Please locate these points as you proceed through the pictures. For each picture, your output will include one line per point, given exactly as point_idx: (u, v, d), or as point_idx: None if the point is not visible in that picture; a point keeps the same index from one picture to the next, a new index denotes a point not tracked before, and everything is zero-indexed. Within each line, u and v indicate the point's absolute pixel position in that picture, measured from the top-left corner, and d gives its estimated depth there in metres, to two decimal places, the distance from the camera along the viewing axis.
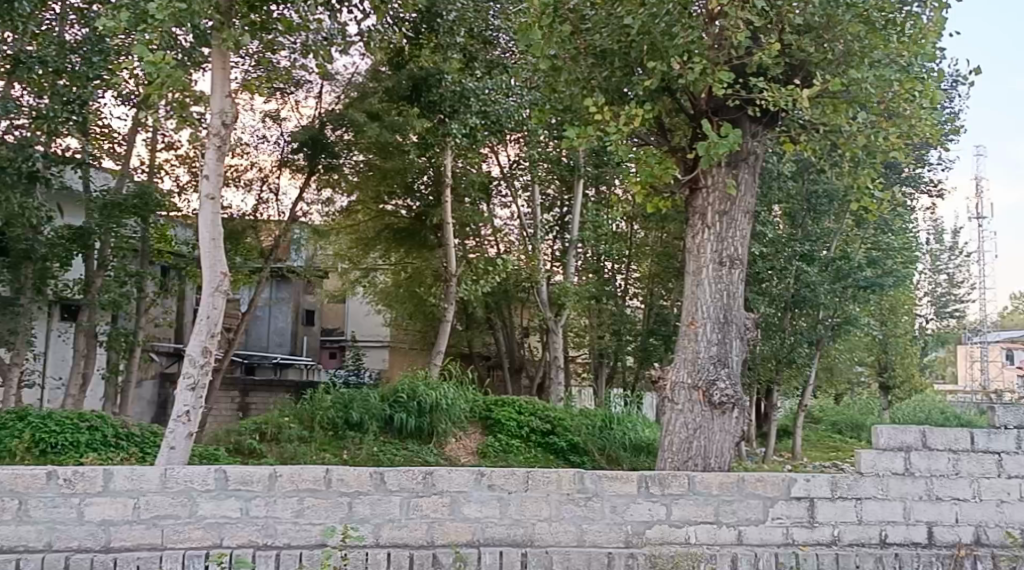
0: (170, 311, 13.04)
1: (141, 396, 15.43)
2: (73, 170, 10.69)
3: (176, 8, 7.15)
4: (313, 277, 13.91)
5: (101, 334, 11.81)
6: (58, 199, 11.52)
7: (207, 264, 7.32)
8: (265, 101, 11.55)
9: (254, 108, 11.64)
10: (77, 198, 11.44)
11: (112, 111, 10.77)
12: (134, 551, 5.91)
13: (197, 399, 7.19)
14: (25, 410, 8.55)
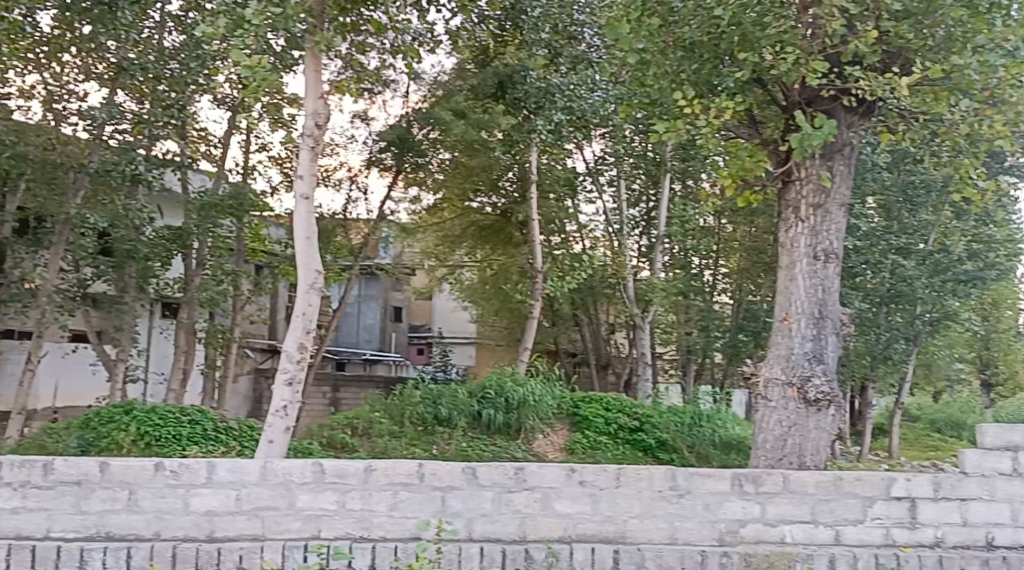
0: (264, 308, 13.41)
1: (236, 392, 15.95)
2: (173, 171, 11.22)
3: (271, 13, 7.35)
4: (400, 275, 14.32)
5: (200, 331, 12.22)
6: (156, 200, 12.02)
7: (303, 263, 7.49)
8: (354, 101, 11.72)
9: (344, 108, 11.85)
10: (177, 201, 11.90)
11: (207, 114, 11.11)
12: (238, 541, 6.05)
13: (295, 394, 7.35)
14: (130, 404, 8.88)
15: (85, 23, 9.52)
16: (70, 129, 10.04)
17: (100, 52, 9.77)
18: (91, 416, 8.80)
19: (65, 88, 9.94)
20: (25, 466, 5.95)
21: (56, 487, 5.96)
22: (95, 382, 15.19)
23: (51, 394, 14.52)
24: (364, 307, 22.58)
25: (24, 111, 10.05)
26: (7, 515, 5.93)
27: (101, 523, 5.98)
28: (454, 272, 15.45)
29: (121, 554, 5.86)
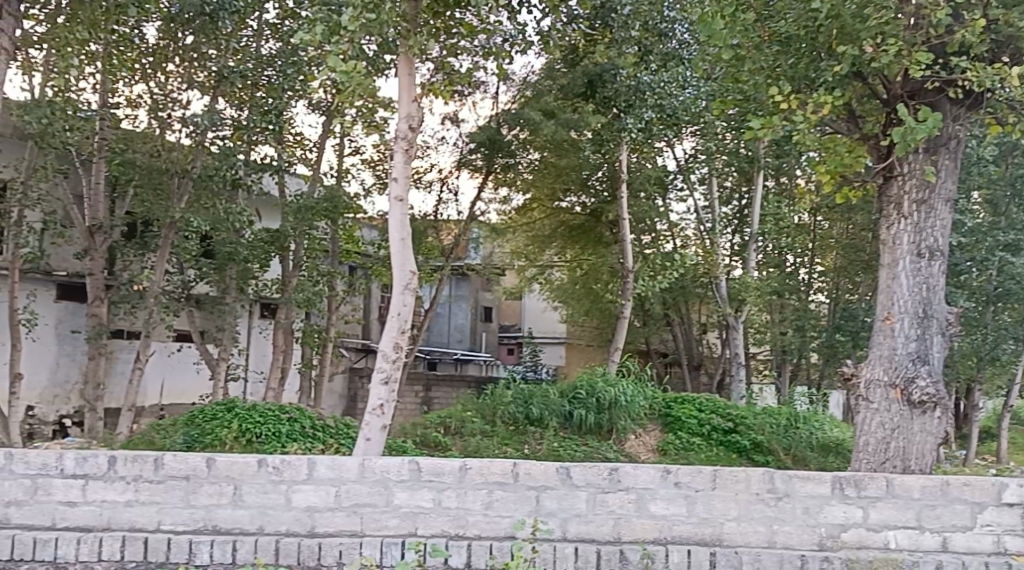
0: (358, 308, 13.69)
1: (332, 390, 16.51)
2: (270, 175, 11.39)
3: (365, 19, 7.48)
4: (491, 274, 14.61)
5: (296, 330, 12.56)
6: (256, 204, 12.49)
7: (397, 264, 7.59)
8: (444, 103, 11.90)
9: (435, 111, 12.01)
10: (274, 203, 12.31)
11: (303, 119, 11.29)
12: (337, 537, 6.05)
13: (390, 393, 7.43)
14: (233, 402, 9.17)
15: (187, 34, 9.88)
16: (174, 136, 10.62)
17: (202, 62, 10.12)
18: (196, 413, 9.11)
19: (170, 97, 10.40)
20: (136, 461, 6.04)
21: (166, 481, 6.04)
22: (198, 380, 15.70)
23: (158, 391, 15.06)
24: (454, 307, 22.77)
25: (132, 120, 10.65)
26: (122, 506, 6.01)
27: (208, 517, 6.03)
28: (544, 273, 15.58)
29: (228, 547, 5.94)
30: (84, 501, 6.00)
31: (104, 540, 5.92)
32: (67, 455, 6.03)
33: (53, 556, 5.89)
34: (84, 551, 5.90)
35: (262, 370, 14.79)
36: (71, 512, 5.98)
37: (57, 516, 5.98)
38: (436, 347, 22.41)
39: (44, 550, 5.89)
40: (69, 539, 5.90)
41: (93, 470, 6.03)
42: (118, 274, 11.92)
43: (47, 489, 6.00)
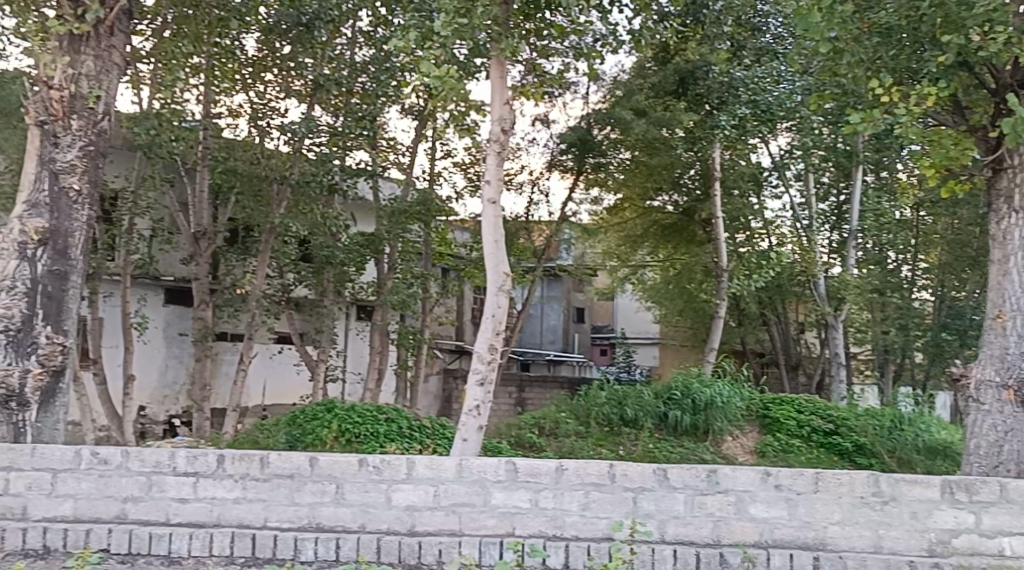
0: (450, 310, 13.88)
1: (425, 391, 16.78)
2: (364, 179, 11.58)
3: (457, 24, 7.55)
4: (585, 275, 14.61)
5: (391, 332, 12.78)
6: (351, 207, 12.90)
7: (491, 265, 7.64)
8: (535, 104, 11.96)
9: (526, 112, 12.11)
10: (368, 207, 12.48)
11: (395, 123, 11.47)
12: (436, 536, 6.11)
13: (486, 394, 7.49)
14: (332, 402, 9.35)
15: (284, 44, 10.17)
16: (272, 144, 10.95)
17: (300, 71, 10.45)
18: (297, 413, 9.33)
19: (268, 106, 10.70)
20: (243, 460, 6.18)
21: (272, 480, 6.18)
22: (298, 380, 16.10)
23: (260, 391, 15.53)
24: (547, 308, 22.97)
25: (234, 129, 11.05)
26: (230, 503, 6.17)
27: (312, 515, 6.14)
28: (636, 272, 15.53)
29: (332, 544, 6.04)
30: (196, 498, 6.17)
31: (215, 536, 6.08)
32: (179, 453, 6.21)
33: (168, 550, 6.07)
34: (197, 546, 6.08)
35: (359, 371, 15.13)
36: (183, 508, 6.16)
37: (170, 512, 6.17)
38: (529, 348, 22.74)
39: (159, 545, 6.07)
40: (182, 534, 6.08)
41: (203, 468, 6.20)
42: (221, 278, 12.48)
43: (160, 486, 6.19)
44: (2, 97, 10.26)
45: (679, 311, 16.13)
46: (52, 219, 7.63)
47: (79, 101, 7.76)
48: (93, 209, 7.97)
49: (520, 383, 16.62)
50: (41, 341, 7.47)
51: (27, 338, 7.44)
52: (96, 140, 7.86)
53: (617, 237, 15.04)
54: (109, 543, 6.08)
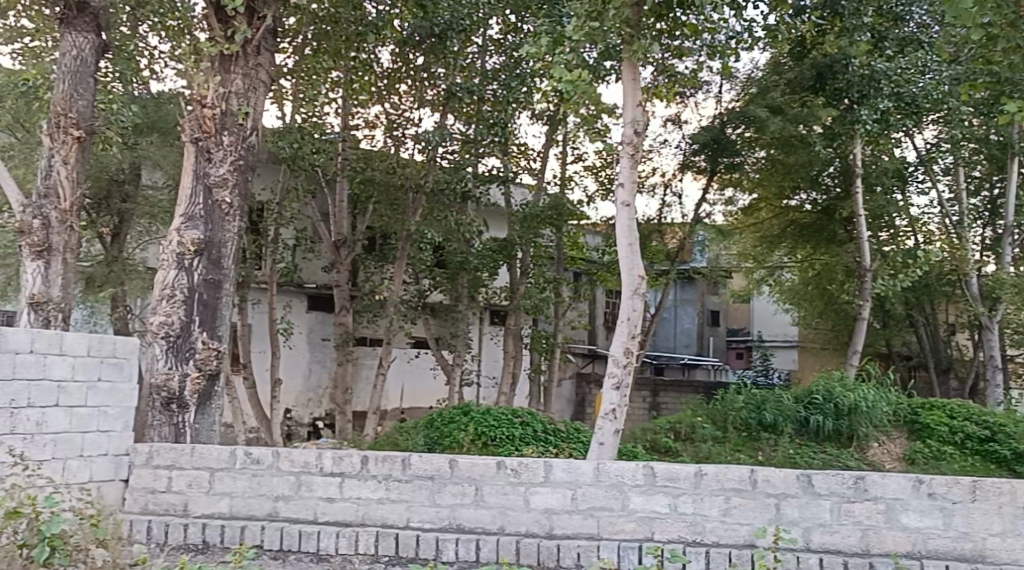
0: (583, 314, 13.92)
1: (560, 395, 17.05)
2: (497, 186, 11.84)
3: (589, 27, 7.59)
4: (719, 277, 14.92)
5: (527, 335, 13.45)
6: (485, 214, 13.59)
7: (626, 268, 7.60)
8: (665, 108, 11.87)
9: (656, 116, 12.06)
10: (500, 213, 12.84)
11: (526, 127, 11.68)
12: (575, 539, 6.03)
13: (622, 398, 7.38)
14: (468, 406, 9.50)
15: (418, 55, 10.52)
16: (406, 153, 11.25)
17: (432, 80, 10.77)
18: (434, 417, 9.55)
19: (403, 116, 11.11)
20: (386, 461, 6.29)
21: (414, 481, 6.25)
22: (435, 384, 16.42)
23: (398, 395, 15.98)
24: (681, 312, 23.13)
25: (370, 140, 11.46)
26: (375, 503, 6.29)
27: (453, 516, 6.19)
28: (774, 276, 15.18)
29: (472, 545, 6.08)
30: (342, 497, 6.33)
31: (360, 535, 6.22)
32: (326, 454, 6.37)
33: (317, 548, 6.25)
34: (344, 544, 6.23)
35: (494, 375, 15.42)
36: (330, 507, 6.33)
37: (318, 510, 6.35)
38: (663, 351, 22.69)
39: (307, 542, 6.26)
40: (330, 532, 6.25)
41: (348, 469, 6.35)
42: (361, 285, 13.12)
43: (309, 485, 6.39)
44: (161, 116, 10.98)
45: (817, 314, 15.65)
46: (207, 231, 8.04)
47: (229, 118, 8.16)
48: (243, 221, 8.36)
49: (654, 387, 16.63)
50: (197, 346, 7.90)
51: (186, 344, 7.90)
52: (245, 154, 8.25)
53: (753, 237, 14.72)
54: (261, 540, 6.30)
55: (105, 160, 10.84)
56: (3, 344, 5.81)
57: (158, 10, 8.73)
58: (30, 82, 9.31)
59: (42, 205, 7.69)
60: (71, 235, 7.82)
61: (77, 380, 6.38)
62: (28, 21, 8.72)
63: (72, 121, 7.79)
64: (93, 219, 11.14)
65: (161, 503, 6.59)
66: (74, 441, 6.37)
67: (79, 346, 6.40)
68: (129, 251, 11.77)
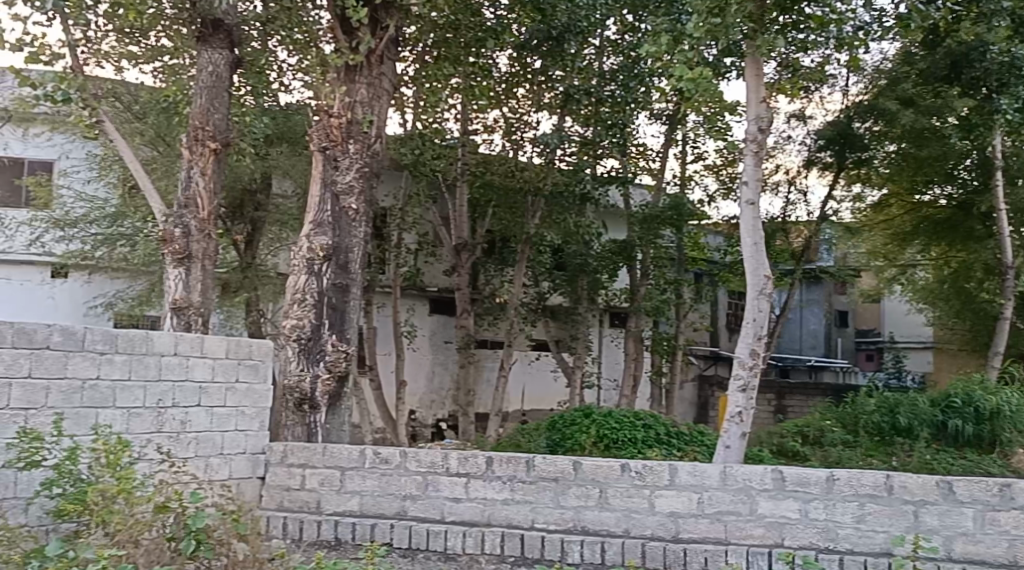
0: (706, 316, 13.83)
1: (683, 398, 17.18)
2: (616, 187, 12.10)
3: (710, 24, 7.40)
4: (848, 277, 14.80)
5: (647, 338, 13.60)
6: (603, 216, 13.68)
7: (751, 268, 7.36)
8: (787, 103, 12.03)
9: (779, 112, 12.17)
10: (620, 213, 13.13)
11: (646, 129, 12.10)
12: (702, 543, 5.72)
13: (749, 400, 7.14)
14: (591, 407, 9.50)
15: (536, 60, 10.67)
16: (526, 157, 11.63)
17: (550, 83, 10.94)
18: (557, 419, 9.59)
19: (521, 119, 11.42)
20: (511, 462, 6.18)
21: (538, 482, 6.12)
22: (556, 387, 16.45)
23: (519, 397, 16.16)
24: (807, 312, 22.20)
25: (489, 145, 11.76)
26: (500, 504, 6.19)
27: (577, 518, 6.01)
28: (906, 272, 15.09)
29: (597, 548, 5.87)
30: (468, 497, 6.26)
31: (487, 535, 6.14)
32: (452, 454, 6.33)
33: (444, 547, 6.20)
34: (471, 544, 6.16)
35: (615, 378, 15.40)
36: (457, 507, 6.27)
37: (445, 510, 6.30)
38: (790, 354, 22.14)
39: (435, 541, 6.23)
40: (457, 532, 6.19)
41: (473, 469, 6.28)
42: (482, 288, 13.48)
43: (435, 485, 6.35)
44: (290, 126, 11.24)
45: (950, 317, 15.02)
46: (335, 237, 8.29)
47: (355, 127, 8.36)
48: (368, 226, 8.59)
49: (779, 390, 16.82)
50: (327, 349, 8.16)
51: (317, 347, 8.14)
52: (370, 162, 8.45)
53: (884, 235, 14.29)
54: (391, 538, 6.32)
55: (239, 171, 11.33)
56: (150, 347, 6.10)
57: (286, 26, 9.04)
58: (171, 98, 9.80)
59: (183, 215, 8.07)
60: (209, 243, 8.19)
61: (217, 381, 6.67)
62: (167, 41, 9.18)
63: (208, 135, 8.17)
64: (229, 227, 11.66)
65: (296, 500, 6.74)
66: (215, 440, 6.65)
67: (219, 349, 6.69)
68: (262, 257, 12.25)
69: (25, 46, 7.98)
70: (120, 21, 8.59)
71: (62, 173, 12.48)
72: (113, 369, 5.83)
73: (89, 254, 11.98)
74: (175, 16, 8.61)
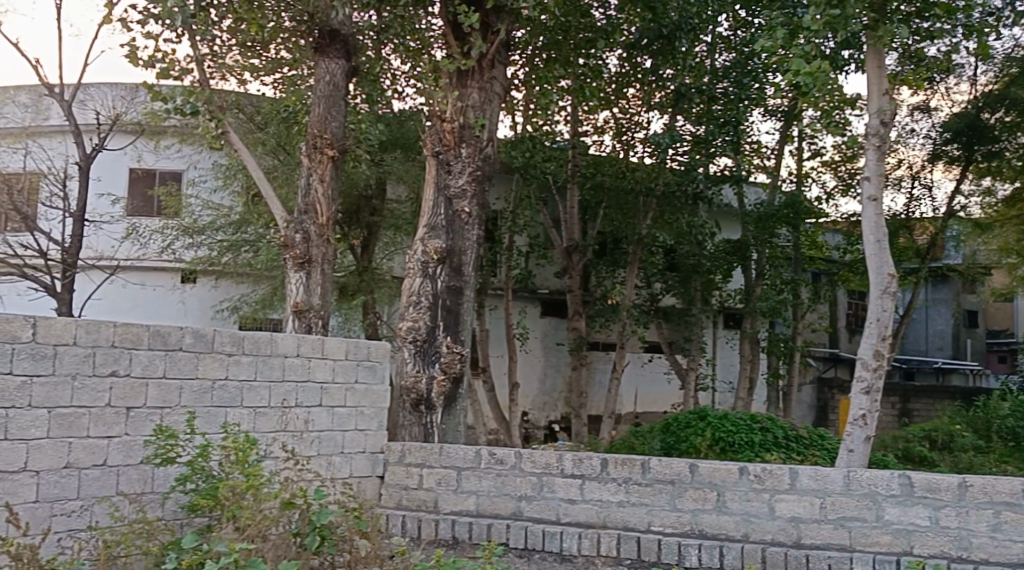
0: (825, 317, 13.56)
1: (801, 401, 16.84)
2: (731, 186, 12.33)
3: (830, 15, 7.09)
4: (977, 273, 14.60)
5: (762, 340, 13.41)
6: (718, 216, 13.68)
7: (874, 266, 7.04)
8: (913, 96, 12.45)
9: (905, 104, 12.58)
10: (734, 214, 13.43)
11: (759, 127, 12.08)
12: (825, 550, 5.52)
13: (873, 402, 6.86)
14: (705, 410, 9.34)
15: (646, 59, 10.83)
16: (637, 157, 11.70)
17: (660, 83, 11.08)
18: (671, 421, 9.47)
19: (631, 120, 11.59)
20: (626, 464, 6.09)
21: (654, 485, 6.01)
22: (670, 389, 16.30)
23: (632, 400, 16.05)
24: (932, 312, 21.47)
25: (599, 147, 11.89)
26: (615, 506, 6.11)
27: (695, 521, 5.87)
28: None
29: (715, 552, 5.70)
30: (584, 499, 6.20)
31: (602, 537, 6.05)
32: (567, 455, 6.29)
33: (560, 548, 6.15)
34: (587, 546, 6.09)
35: (730, 380, 15.21)
36: (572, 508, 6.22)
37: (561, 511, 6.26)
38: (915, 356, 21.33)
39: (551, 542, 6.18)
40: (573, 533, 6.13)
41: (588, 470, 6.21)
42: (594, 291, 13.29)
43: (551, 487, 6.32)
44: (403, 133, 11.62)
45: None
46: (449, 239, 8.41)
47: (467, 131, 8.47)
48: (481, 229, 8.68)
49: (904, 393, 16.36)
50: (442, 350, 8.29)
51: (432, 348, 8.30)
52: (482, 166, 8.53)
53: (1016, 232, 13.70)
54: (507, 538, 6.29)
55: (355, 177, 11.65)
56: (274, 348, 6.29)
57: (401, 34, 9.24)
58: (291, 107, 10.20)
59: (303, 220, 8.31)
60: (328, 248, 8.43)
61: (338, 381, 6.86)
62: (287, 53, 9.45)
63: (326, 142, 8.39)
64: (347, 232, 12.14)
65: (414, 499, 6.82)
66: (336, 439, 6.83)
67: (339, 351, 6.88)
68: (377, 261, 12.57)
69: (156, 62, 8.40)
70: (242, 36, 8.95)
71: (190, 183, 13.00)
72: (241, 369, 6.04)
73: (214, 260, 12.49)
74: (294, 29, 8.90)
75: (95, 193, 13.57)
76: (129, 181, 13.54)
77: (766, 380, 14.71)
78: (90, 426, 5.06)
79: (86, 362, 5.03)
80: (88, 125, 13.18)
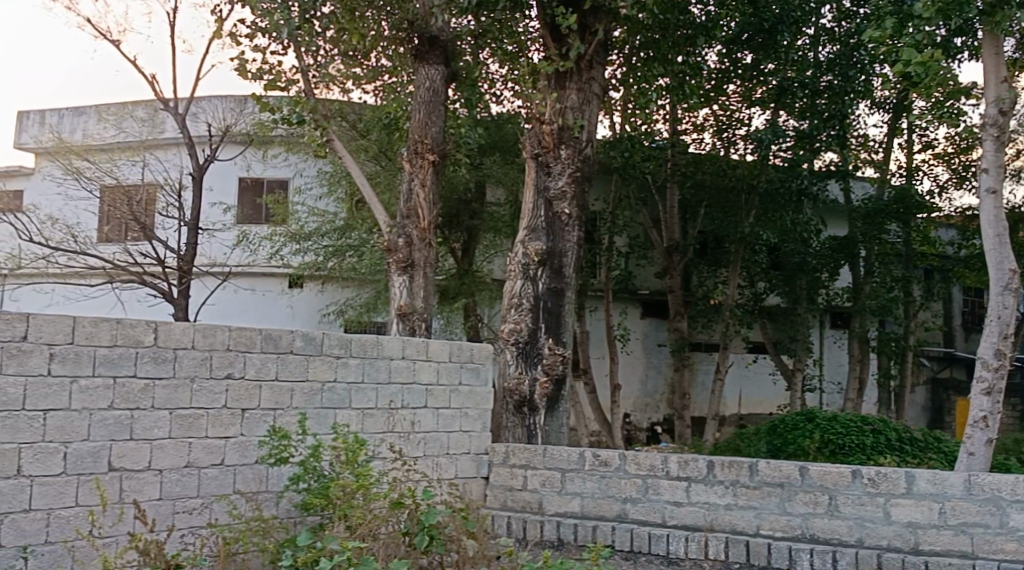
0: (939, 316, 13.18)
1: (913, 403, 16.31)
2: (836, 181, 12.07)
3: (941, 3, 6.83)
4: None
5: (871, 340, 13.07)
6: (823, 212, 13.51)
7: (993, 262, 6.75)
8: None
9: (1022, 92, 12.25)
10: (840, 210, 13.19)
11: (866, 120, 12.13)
12: (945, 556, 5.27)
13: (994, 404, 6.54)
14: (814, 411, 9.06)
15: (748, 54, 10.92)
16: (738, 154, 11.71)
17: (762, 78, 11.04)
18: (778, 422, 9.21)
19: (732, 117, 11.60)
20: (733, 466, 5.99)
21: (762, 488, 5.88)
22: (774, 391, 15.97)
23: (736, 401, 15.78)
24: None
25: (698, 144, 11.93)
26: (723, 509, 6.00)
27: (805, 525, 5.72)
28: None
29: (828, 558, 5.56)
30: (690, 502, 6.10)
31: (710, 541, 5.95)
32: (672, 457, 6.20)
33: (667, 550, 6.08)
34: (694, 549, 6.00)
35: (838, 381, 14.85)
36: (678, 511, 6.13)
37: (667, 514, 6.18)
38: None
39: (657, 545, 6.12)
40: (679, 536, 6.05)
41: (694, 473, 6.12)
42: (695, 291, 13.20)
43: (656, 488, 6.26)
44: (501, 136, 11.82)
45: None
46: (550, 241, 8.44)
47: (566, 132, 8.47)
48: (581, 231, 8.66)
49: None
50: (544, 352, 8.29)
51: (534, 350, 8.32)
52: (582, 167, 8.50)
53: None
54: (613, 540, 6.25)
55: (455, 181, 11.82)
56: (380, 351, 6.41)
57: (498, 38, 9.28)
58: (392, 114, 10.38)
59: (405, 225, 8.47)
60: (430, 251, 8.51)
61: (442, 383, 6.94)
62: (387, 61, 9.58)
63: (427, 147, 8.50)
64: (447, 235, 12.25)
65: (519, 500, 6.84)
66: (441, 441, 6.91)
67: (443, 352, 6.96)
68: (477, 264, 12.67)
69: (263, 74, 8.68)
70: (344, 46, 9.16)
71: (296, 191, 13.42)
72: (349, 372, 6.16)
73: (320, 265, 12.89)
74: (393, 37, 9.00)
75: (208, 203, 14.08)
76: (238, 191, 13.97)
77: (876, 380, 14.28)
78: (209, 427, 5.23)
79: (204, 365, 5.20)
80: (201, 137, 13.70)
